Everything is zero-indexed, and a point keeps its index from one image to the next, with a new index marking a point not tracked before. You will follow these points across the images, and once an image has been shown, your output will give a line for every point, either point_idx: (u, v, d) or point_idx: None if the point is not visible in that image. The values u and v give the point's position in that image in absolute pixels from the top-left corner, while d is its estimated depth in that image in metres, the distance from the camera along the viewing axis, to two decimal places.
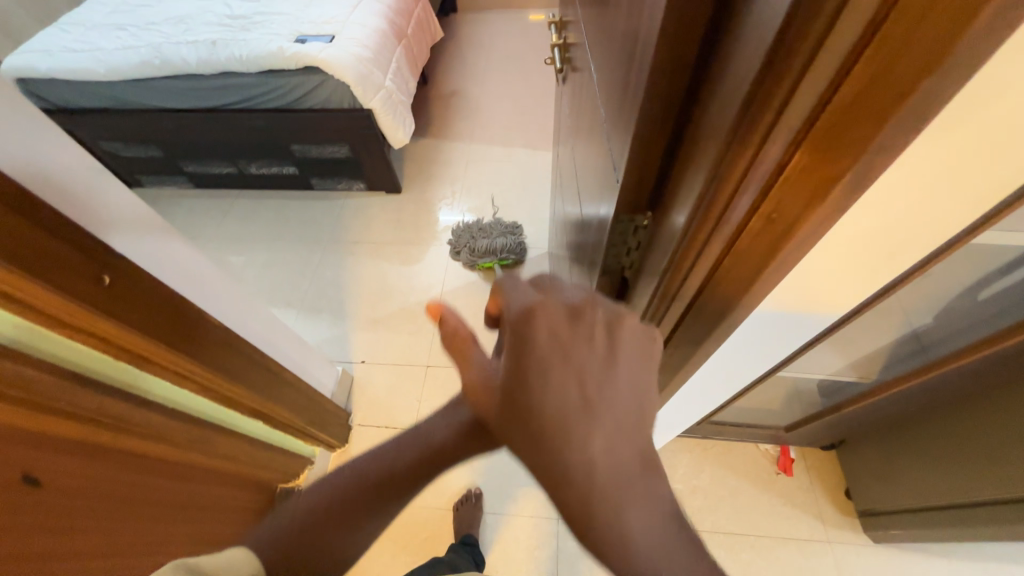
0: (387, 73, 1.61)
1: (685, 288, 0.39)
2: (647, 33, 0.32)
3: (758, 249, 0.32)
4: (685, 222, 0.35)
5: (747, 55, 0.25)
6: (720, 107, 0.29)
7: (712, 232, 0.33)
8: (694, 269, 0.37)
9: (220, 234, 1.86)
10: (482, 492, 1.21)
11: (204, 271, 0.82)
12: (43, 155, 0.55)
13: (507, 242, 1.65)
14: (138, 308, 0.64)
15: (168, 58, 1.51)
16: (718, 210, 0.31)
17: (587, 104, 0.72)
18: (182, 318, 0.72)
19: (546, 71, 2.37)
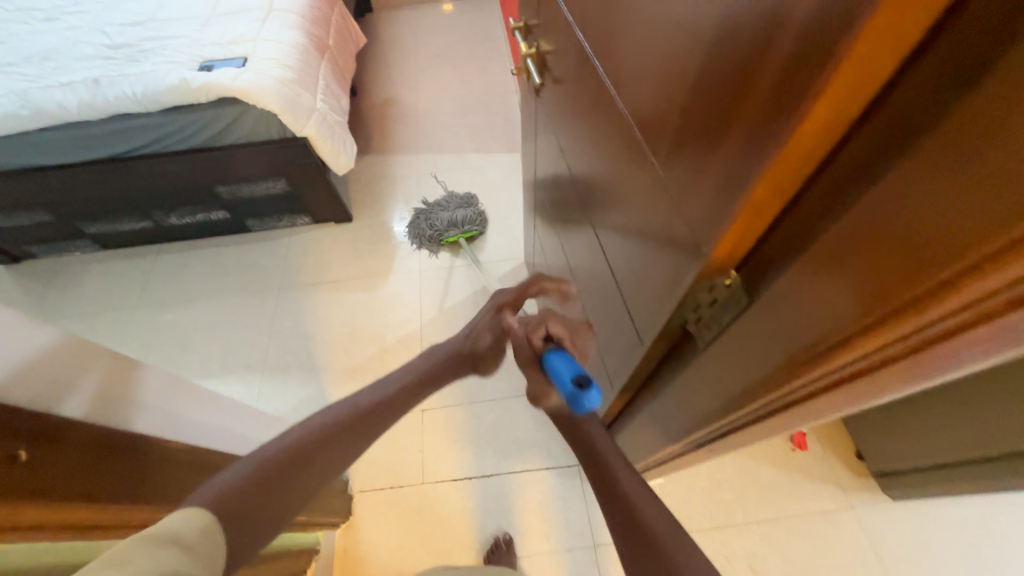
0: (317, 93, 1.42)
1: (810, 376, 0.33)
2: (771, 78, 0.24)
3: (953, 352, 0.26)
4: (832, 319, 0.28)
5: (979, 155, 0.18)
6: (901, 203, 0.22)
7: (885, 335, 0.27)
8: (836, 363, 0.31)
9: (147, 299, 1.60)
10: (510, 534, 1.14)
11: (145, 385, 0.67)
12: None
13: (466, 213, 1.62)
14: (67, 476, 0.48)
15: (39, 105, 1.24)
16: (905, 319, 0.25)
17: (579, 121, 0.63)
18: (131, 457, 0.57)
19: (484, 66, 2.24)
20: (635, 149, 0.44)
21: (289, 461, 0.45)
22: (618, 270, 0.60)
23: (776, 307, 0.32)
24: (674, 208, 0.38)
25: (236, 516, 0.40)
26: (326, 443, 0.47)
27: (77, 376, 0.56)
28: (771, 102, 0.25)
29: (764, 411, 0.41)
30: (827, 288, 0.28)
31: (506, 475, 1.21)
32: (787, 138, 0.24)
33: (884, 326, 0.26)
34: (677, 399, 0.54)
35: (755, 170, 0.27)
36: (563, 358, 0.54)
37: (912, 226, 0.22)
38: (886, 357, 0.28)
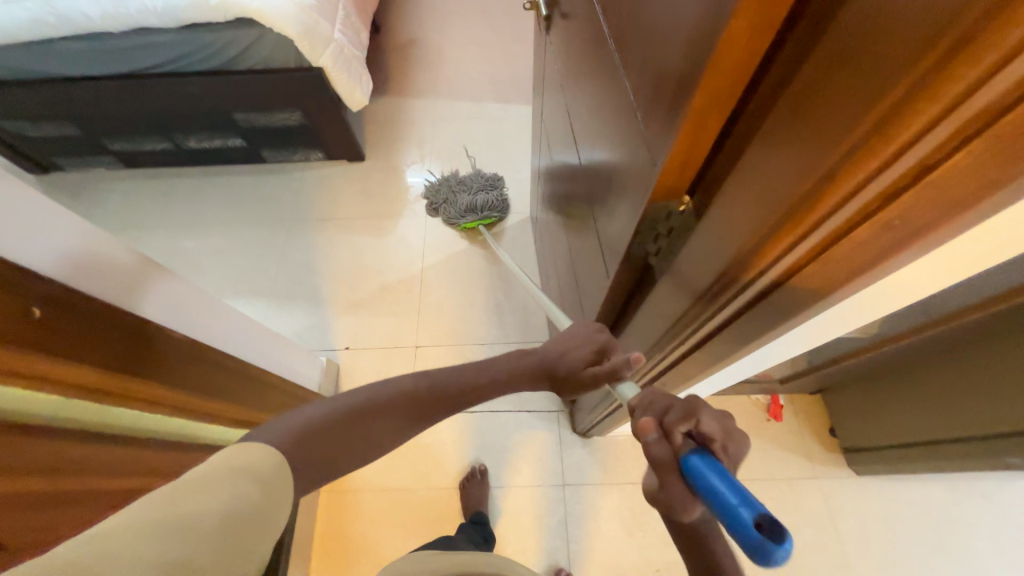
0: (335, 23, 1.40)
1: (736, 295, 0.35)
2: None
3: (851, 263, 0.27)
4: (751, 230, 0.30)
5: (863, 47, 0.20)
6: (807, 104, 0.23)
7: (789, 243, 0.28)
8: (753, 278, 0.33)
9: (165, 219, 1.67)
10: (486, 467, 1.21)
11: (174, 285, 0.73)
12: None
13: (489, 198, 1.57)
14: (79, 343, 0.54)
15: (64, 13, 1.24)
16: (803, 222, 0.26)
17: (582, 58, 0.62)
18: (143, 338, 0.64)
19: (511, 12, 2.16)
20: (621, 78, 0.45)
21: (351, 419, 0.53)
22: (603, 213, 0.61)
23: (713, 223, 0.34)
24: (642, 133, 0.39)
25: (308, 458, 0.49)
26: (375, 411, 0.55)
27: (111, 262, 0.60)
28: (714, 6, 0.25)
29: (705, 337, 0.44)
30: (749, 198, 0.29)
31: (489, 414, 1.28)
32: (721, 38, 0.25)
33: (788, 231, 0.28)
34: (639, 334, 0.56)
35: (697, 77, 0.28)
36: (720, 470, 0.35)
37: (811, 126, 0.23)
38: (795, 267, 0.30)
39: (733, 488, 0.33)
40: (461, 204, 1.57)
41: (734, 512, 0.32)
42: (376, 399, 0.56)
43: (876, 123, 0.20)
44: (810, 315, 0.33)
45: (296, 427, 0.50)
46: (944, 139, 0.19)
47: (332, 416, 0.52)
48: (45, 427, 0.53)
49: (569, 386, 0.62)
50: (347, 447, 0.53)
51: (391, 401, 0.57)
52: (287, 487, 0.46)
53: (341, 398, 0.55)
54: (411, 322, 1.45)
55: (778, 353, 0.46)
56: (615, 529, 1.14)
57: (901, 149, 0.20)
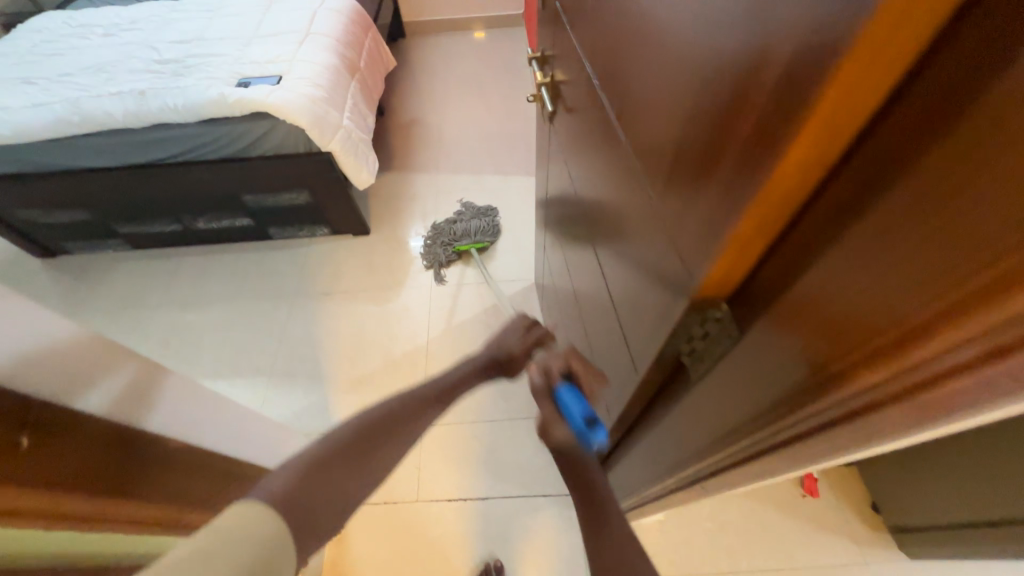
0: (344, 111, 1.48)
1: (799, 417, 0.32)
2: (761, 108, 0.25)
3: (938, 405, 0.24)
4: (820, 357, 0.28)
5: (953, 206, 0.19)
6: (883, 246, 0.22)
7: (869, 378, 0.26)
8: (822, 405, 0.30)
9: (167, 299, 1.66)
10: (502, 562, 1.10)
11: (172, 385, 0.70)
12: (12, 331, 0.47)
13: (479, 224, 1.71)
14: (68, 466, 0.49)
15: (89, 113, 1.33)
16: (890, 362, 0.24)
17: (588, 149, 0.64)
18: (127, 446, 0.57)
19: (506, 92, 2.32)
20: (637, 175, 0.45)
21: (347, 450, 0.50)
22: (618, 299, 0.59)
23: (768, 341, 0.32)
24: (670, 236, 0.39)
25: (308, 506, 0.44)
26: (370, 436, 0.53)
27: (108, 371, 0.58)
28: (757, 135, 0.25)
29: (751, 453, 0.40)
30: (814, 327, 0.27)
31: (501, 499, 1.19)
32: (773, 166, 0.24)
33: (870, 368, 0.25)
34: (673, 433, 0.52)
35: (742, 197, 0.27)
36: (575, 395, 0.55)
37: (889, 268, 0.22)
38: (870, 404, 0.27)
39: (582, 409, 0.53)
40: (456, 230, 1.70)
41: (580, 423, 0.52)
42: (371, 424, 0.53)
43: (984, 282, 0.19)
44: (887, 440, 0.30)
45: (295, 471, 0.46)
46: None
47: (328, 450, 0.49)
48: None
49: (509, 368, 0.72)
50: (347, 483, 0.49)
51: (384, 429, 0.54)
52: (291, 553, 0.41)
53: (338, 427, 0.52)
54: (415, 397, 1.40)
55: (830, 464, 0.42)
56: None
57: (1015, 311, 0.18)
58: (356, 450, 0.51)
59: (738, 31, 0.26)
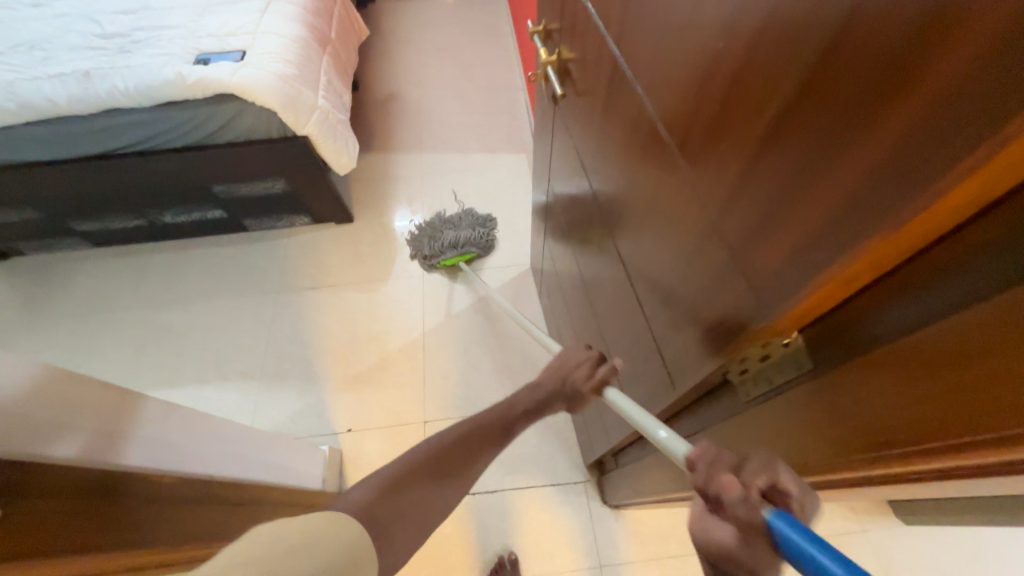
0: (318, 90, 1.36)
1: (863, 473, 0.30)
2: (895, 131, 0.21)
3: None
4: (908, 421, 0.25)
5: None
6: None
7: (955, 457, 0.23)
8: (885, 467, 0.28)
9: (140, 301, 1.55)
10: (516, 553, 1.11)
11: (160, 414, 0.64)
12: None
13: (473, 235, 1.55)
14: (66, 531, 0.47)
15: (27, 99, 1.18)
16: (991, 449, 0.22)
17: (604, 140, 0.59)
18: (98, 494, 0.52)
19: (489, 62, 2.18)
20: (680, 184, 0.40)
21: (443, 461, 0.51)
22: (645, 303, 0.56)
23: (839, 391, 0.29)
24: (735, 257, 0.35)
25: (387, 520, 0.44)
26: (460, 453, 0.52)
27: (88, 409, 0.53)
28: (892, 168, 0.21)
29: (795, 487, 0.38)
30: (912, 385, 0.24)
31: (510, 491, 1.18)
32: (922, 204, 0.21)
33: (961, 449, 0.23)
34: None
35: (860, 232, 0.24)
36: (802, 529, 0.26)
37: None
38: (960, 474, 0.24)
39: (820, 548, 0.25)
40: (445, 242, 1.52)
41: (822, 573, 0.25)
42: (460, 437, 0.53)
43: None
44: (985, 489, 0.27)
45: (382, 483, 0.47)
46: None
47: (419, 462, 0.50)
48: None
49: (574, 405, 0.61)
50: (423, 500, 0.48)
51: (473, 443, 0.54)
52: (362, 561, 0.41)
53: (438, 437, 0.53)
54: (414, 393, 1.36)
55: None
56: None
57: None
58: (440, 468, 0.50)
59: (871, 31, 0.21)
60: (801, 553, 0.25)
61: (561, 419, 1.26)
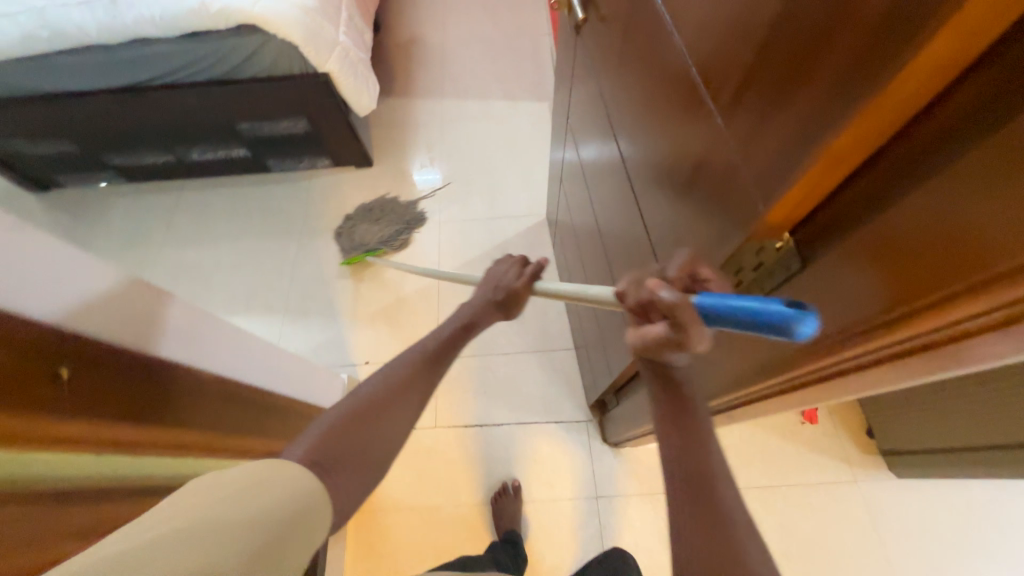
0: (340, 26, 1.34)
1: (843, 357, 0.32)
2: None
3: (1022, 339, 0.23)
4: (886, 295, 0.26)
5: None
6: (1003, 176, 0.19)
7: (934, 320, 0.25)
8: (859, 346, 0.30)
9: (171, 235, 1.63)
10: (518, 481, 1.19)
11: (203, 325, 0.68)
12: (69, 290, 0.47)
13: (388, 232, 1.54)
14: (120, 402, 0.52)
15: (57, 25, 1.18)
16: (979, 299, 0.22)
17: (623, 65, 0.59)
18: (160, 381, 0.58)
19: (515, 5, 2.09)
20: (691, 93, 0.40)
21: (381, 399, 0.50)
22: (651, 229, 0.57)
23: (825, 280, 0.31)
24: (731, 161, 0.35)
25: (336, 460, 0.45)
26: (390, 394, 0.50)
27: (143, 309, 0.56)
28: (887, 24, 0.21)
29: (789, 387, 0.40)
30: (891, 260, 0.26)
31: (515, 425, 1.25)
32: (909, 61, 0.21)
33: (957, 301, 0.23)
34: (702, 366, 0.53)
35: (851, 104, 0.24)
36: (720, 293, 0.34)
37: (1005, 196, 0.20)
38: (930, 341, 0.26)
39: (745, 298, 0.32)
40: (361, 232, 1.55)
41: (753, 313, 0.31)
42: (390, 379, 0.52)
43: None
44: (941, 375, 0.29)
45: (326, 431, 0.46)
46: None
47: (348, 411, 0.48)
48: (80, 489, 0.50)
49: (509, 308, 0.64)
50: (372, 445, 0.48)
51: (403, 379, 0.52)
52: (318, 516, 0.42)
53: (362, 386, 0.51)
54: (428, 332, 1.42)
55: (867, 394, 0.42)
56: (649, 539, 1.12)
57: None
58: (371, 411, 0.48)
59: None
60: (723, 309, 0.32)
61: (568, 363, 1.31)
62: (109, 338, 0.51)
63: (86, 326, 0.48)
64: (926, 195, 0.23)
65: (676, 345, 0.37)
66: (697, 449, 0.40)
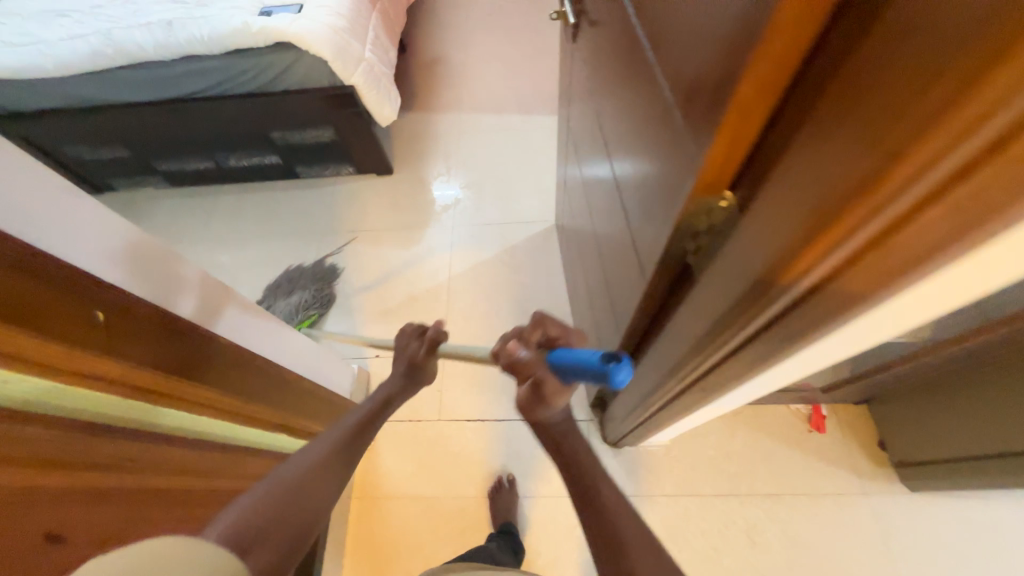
0: (366, 44, 1.46)
1: (766, 303, 0.35)
2: None
3: (904, 254, 0.25)
4: (784, 235, 0.30)
5: (908, 45, 0.20)
6: (851, 109, 0.24)
7: (820, 253, 0.28)
8: (774, 289, 0.33)
9: (206, 235, 1.76)
10: (516, 477, 1.20)
11: (214, 293, 0.75)
12: (96, 244, 0.53)
13: (307, 297, 1.52)
14: (148, 348, 0.58)
15: (123, 45, 1.35)
16: (844, 224, 0.26)
17: (610, 63, 0.65)
18: (184, 339, 0.64)
19: (534, 26, 2.20)
20: (653, 76, 0.45)
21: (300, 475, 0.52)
22: (630, 212, 0.61)
23: (749, 230, 0.34)
24: (677, 133, 0.40)
25: (261, 533, 0.44)
26: (311, 466, 0.54)
27: (161, 270, 0.63)
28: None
29: (741, 343, 0.42)
30: (787, 201, 0.29)
31: (516, 422, 1.27)
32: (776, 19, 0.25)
33: (829, 230, 0.27)
34: (672, 339, 0.55)
35: (747, 63, 0.28)
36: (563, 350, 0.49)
37: (853, 125, 0.24)
38: (824, 276, 0.30)
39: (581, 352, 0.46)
40: (281, 309, 1.51)
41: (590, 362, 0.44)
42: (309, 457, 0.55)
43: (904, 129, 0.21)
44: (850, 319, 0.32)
45: (246, 511, 0.45)
46: (964, 160, 0.20)
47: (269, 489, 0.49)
48: (101, 426, 0.57)
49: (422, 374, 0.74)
50: (293, 519, 0.48)
51: (322, 453, 0.56)
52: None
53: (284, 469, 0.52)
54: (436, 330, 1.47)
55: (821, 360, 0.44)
56: None
57: (920, 161, 0.21)
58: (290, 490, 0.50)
59: None
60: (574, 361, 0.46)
61: None
62: (132, 291, 0.57)
63: (114, 278, 0.55)
64: (810, 137, 0.27)
65: (546, 394, 0.50)
66: (599, 509, 0.48)
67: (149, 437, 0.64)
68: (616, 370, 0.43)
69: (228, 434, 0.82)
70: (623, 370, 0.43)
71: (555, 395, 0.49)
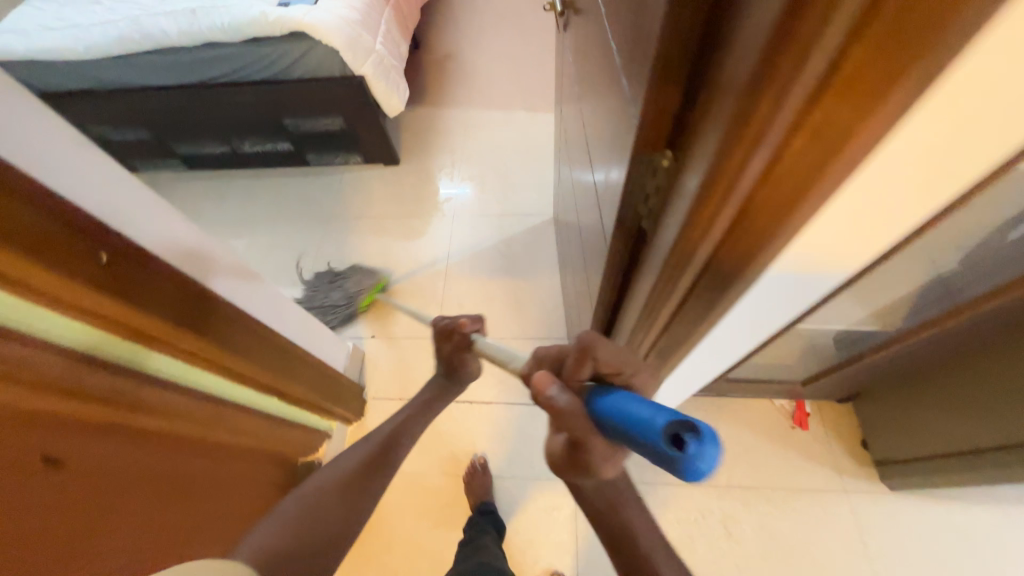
0: (377, 37, 1.52)
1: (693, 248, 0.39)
2: None
3: (788, 180, 0.29)
4: (698, 178, 0.34)
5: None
6: (736, 55, 0.28)
7: (724, 191, 0.33)
8: (696, 231, 0.37)
9: (218, 217, 1.83)
10: (499, 458, 1.23)
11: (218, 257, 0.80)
12: (101, 194, 0.58)
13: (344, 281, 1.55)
14: (149, 293, 0.64)
15: (148, 31, 1.42)
16: (736, 158, 0.30)
17: (592, 48, 0.69)
18: (184, 291, 0.70)
19: (545, 27, 2.25)
20: (622, 54, 0.50)
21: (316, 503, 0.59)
22: (608, 185, 0.65)
23: (678, 179, 0.39)
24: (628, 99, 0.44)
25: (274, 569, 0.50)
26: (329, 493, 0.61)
27: (165, 227, 0.68)
28: None
29: (683, 295, 0.46)
30: (699, 146, 0.34)
31: (503, 406, 1.30)
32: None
33: (726, 167, 0.31)
34: (635, 305, 0.59)
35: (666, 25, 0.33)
36: (620, 397, 0.39)
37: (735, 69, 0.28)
38: (731, 213, 0.34)
39: (642, 406, 0.36)
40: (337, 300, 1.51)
41: (647, 426, 0.35)
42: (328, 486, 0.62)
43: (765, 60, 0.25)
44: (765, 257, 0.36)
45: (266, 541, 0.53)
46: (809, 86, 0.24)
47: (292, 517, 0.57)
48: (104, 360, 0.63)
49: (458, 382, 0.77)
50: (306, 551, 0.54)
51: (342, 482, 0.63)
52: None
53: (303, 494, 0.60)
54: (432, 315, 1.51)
55: (757, 306, 0.49)
56: None
57: (776, 88, 0.25)
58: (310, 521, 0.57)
59: None
60: (628, 420, 0.36)
61: None
62: (134, 239, 0.62)
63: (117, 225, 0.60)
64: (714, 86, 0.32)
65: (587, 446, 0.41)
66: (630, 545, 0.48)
67: (149, 380, 0.69)
68: (693, 460, 0.32)
69: (223, 391, 0.86)
70: (702, 461, 0.31)
71: (604, 453, 0.41)
